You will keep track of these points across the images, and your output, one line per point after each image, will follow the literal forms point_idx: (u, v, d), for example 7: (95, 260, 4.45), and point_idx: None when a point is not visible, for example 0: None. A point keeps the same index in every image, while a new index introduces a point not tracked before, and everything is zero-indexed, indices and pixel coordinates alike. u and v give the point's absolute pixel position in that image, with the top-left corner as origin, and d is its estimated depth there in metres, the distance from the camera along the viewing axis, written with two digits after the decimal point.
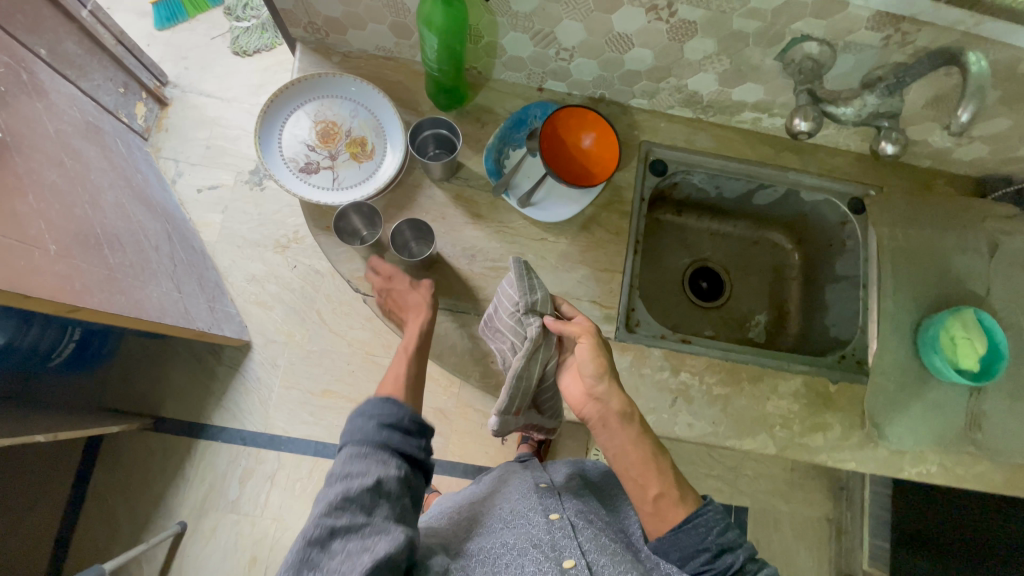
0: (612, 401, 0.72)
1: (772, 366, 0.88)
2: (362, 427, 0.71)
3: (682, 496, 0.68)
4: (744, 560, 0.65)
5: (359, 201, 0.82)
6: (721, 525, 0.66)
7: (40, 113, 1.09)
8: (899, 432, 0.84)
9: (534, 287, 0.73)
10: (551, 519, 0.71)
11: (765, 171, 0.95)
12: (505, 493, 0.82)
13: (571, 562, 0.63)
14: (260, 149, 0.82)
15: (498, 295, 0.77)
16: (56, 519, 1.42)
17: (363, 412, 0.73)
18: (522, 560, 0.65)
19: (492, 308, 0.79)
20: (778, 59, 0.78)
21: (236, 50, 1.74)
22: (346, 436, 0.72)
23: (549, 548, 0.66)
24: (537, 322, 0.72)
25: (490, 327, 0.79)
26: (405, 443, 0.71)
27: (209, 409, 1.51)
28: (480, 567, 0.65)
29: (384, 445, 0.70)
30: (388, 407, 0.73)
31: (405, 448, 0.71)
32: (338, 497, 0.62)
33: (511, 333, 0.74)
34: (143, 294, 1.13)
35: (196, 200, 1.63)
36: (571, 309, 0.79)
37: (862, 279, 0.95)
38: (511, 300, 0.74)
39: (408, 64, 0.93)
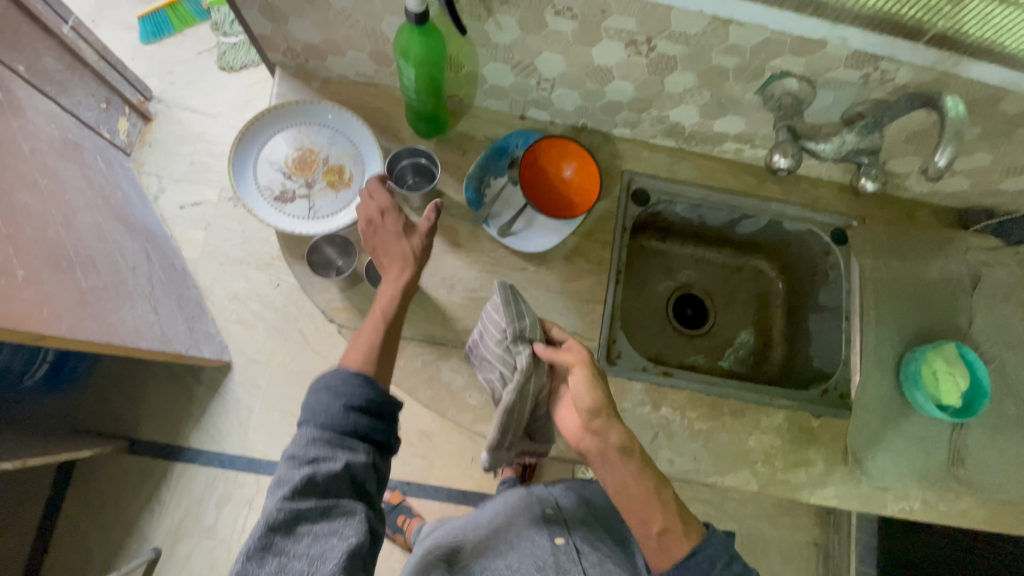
0: (610, 434, 0.66)
1: (756, 401, 0.86)
2: (327, 404, 0.64)
3: (686, 526, 0.62)
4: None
5: (331, 231, 0.81)
6: (726, 556, 0.61)
7: (15, 133, 1.07)
8: (882, 468, 0.83)
9: (522, 313, 0.69)
10: (557, 542, 0.71)
11: (747, 201, 0.95)
12: (507, 512, 0.80)
13: None
14: (234, 179, 0.81)
15: (484, 319, 0.75)
16: (27, 544, 1.39)
17: (327, 383, 0.65)
18: None
19: (481, 337, 0.76)
20: (759, 93, 0.78)
21: (223, 65, 1.72)
22: (308, 407, 0.64)
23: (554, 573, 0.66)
24: (527, 350, 0.68)
25: (477, 354, 0.78)
26: (376, 421, 0.65)
27: (188, 430, 1.48)
28: None
29: (352, 425, 0.63)
30: (357, 384, 0.65)
31: (376, 424, 0.65)
32: (301, 481, 0.58)
33: (500, 363, 0.71)
34: (116, 318, 1.10)
35: (178, 216, 1.61)
36: (563, 335, 0.74)
37: (845, 310, 0.94)
38: (499, 327, 0.71)
39: (389, 90, 0.92)
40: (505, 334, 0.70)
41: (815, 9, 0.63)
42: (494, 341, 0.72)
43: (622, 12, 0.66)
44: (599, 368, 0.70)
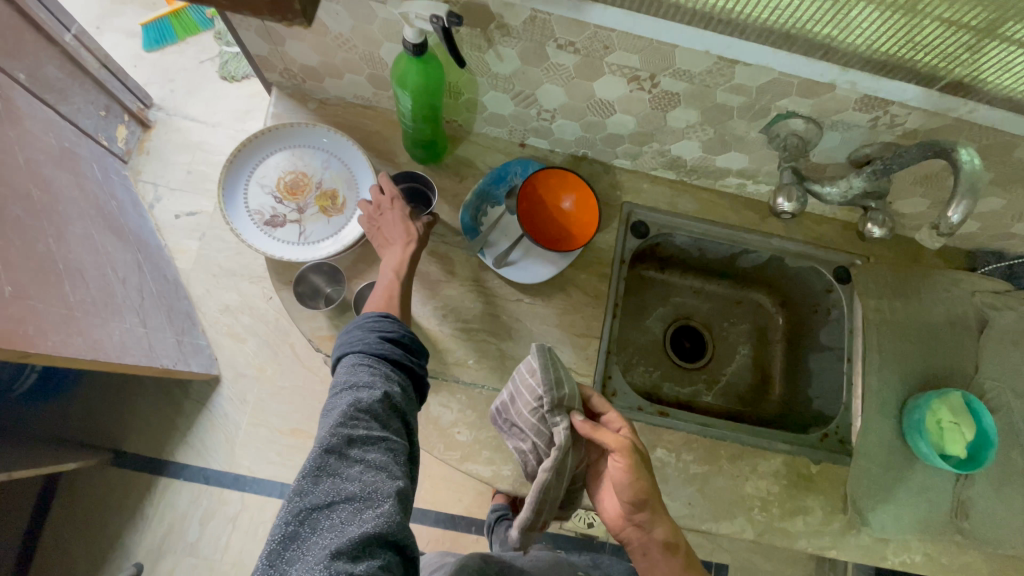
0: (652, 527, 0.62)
1: (753, 444, 0.83)
2: (367, 341, 0.65)
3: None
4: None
5: (318, 260, 0.80)
6: None
7: (11, 143, 1.05)
8: (882, 519, 0.81)
9: (560, 381, 0.64)
10: None
11: (749, 237, 0.93)
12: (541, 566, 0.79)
13: None
14: (223, 201, 0.79)
15: (517, 381, 0.69)
16: (6, 558, 1.35)
17: (363, 326, 0.67)
18: None
19: (514, 402, 0.69)
20: (764, 132, 0.76)
21: (224, 75, 1.71)
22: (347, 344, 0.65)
23: None
24: (565, 422, 0.63)
25: (507, 419, 0.71)
26: (412, 360, 0.67)
27: (174, 445, 1.45)
28: None
29: (391, 362, 0.64)
30: (391, 328, 0.67)
31: (412, 363, 0.67)
32: (352, 408, 0.59)
33: (534, 432, 0.66)
34: (103, 334, 1.08)
35: (173, 225, 1.59)
36: (602, 405, 0.69)
37: (846, 351, 0.91)
38: (535, 395, 0.65)
39: (386, 113, 0.90)
40: (540, 402, 0.64)
41: (825, 52, 0.61)
42: (529, 410, 0.66)
43: (626, 48, 0.64)
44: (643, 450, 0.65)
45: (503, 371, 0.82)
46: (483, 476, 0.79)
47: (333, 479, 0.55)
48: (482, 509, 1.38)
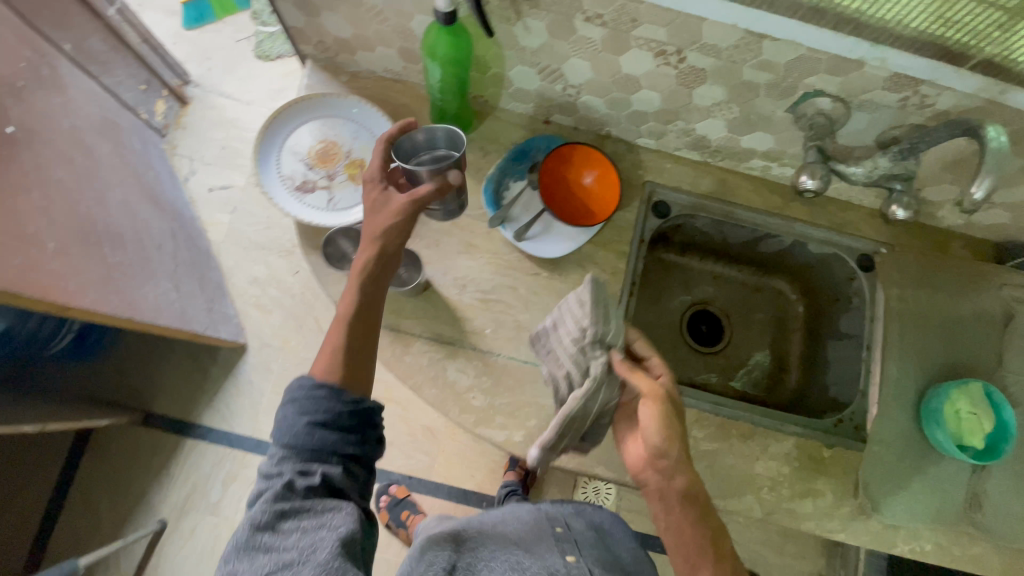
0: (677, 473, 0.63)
1: (766, 425, 0.83)
2: (296, 415, 0.63)
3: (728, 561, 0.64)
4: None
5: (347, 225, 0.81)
6: None
7: (56, 109, 1.11)
8: (894, 507, 0.80)
9: (607, 318, 0.66)
10: (569, 561, 0.70)
11: (772, 221, 0.92)
12: (523, 533, 0.77)
13: None
14: (258, 166, 0.82)
15: (563, 309, 0.71)
16: (41, 507, 1.42)
17: (292, 398, 0.64)
18: None
19: (556, 329, 0.72)
20: (790, 111, 0.75)
21: (260, 54, 1.76)
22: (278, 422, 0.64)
23: None
24: (602, 359, 0.65)
25: (545, 345, 0.73)
26: (354, 419, 0.64)
27: (201, 408, 1.51)
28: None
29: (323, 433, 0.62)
30: (326, 394, 0.63)
31: (353, 424, 0.64)
32: (280, 490, 0.59)
33: (571, 362, 0.68)
34: (138, 294, 1.13)
35: (206, 198, 1.64)
36: (647, 351, 0.70)
37: (866, 339, 0.91)
38: (579, 327, 0.67)
39: (415, 88, 0.92)
40: (583, 334, 0.67)
41: (853, 26, 0.61)
42: (569, 339, 0.68)
43: (653, 21, 0.65)
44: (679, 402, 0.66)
45: (519, 342, 0.84)
46: (496, 441, 0.81)
47: (267, 558, 0.56)
48: (494, 486, 1.42)
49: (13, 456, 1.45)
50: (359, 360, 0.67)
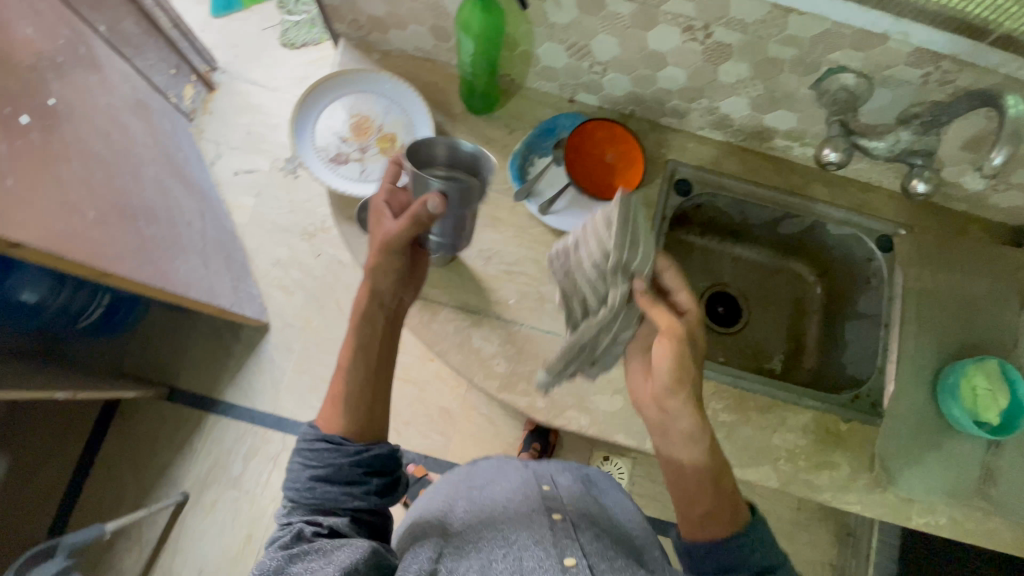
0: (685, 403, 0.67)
1: (784, 399, 0.85)
2: (302, 468, 0.71)
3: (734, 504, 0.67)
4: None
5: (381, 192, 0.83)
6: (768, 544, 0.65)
7: (93, 87, 1.15)
8: (910, 480, 0.82)
9: (633, 245, 0.65)
10: (554, 519, 0.70)
11: (792, 200, 0.93)
12: (512, 490, 0.81)
13: (572, 561, 0.62)
14: (294, 136, 0.86)
15: (586, 229, 0.68)
16: (66, 477, 1.45)
17: (298, 450, 0.73)
18: (522, 552, 0.65)
19: (578, 249, 0.69)
20: (813, 88, 0.77)
21: (285, 42, 1.80)
22: (288, 482, 0.72)
23: (552, 545, 0.65)
24: (624, 287, 0.66)
25: (562, 263, 0.72)
26: (359, 465, 0.71)
27: (223, 385, 1.54)
28: (473, 552, 0.67)
29: (330, 484, 0.70)
30: (330, 445, 0.72)
31: (357, 472, 0.71)
32: (291, 537, 0.64)
33: (589, 283, 0.68)
34: (171, 267, 1.16)
35: (231, 181, 1.68)
36: (673, 285, 0.71)
37: (884, 317, 0.92)
38: (602, 250, 0.65)
39: (444, 67, 0.94)
40: (606, 259, 0.65)
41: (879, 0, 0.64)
42: (591, 263, 0.66)
43: None
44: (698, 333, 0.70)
45: (543, 313, 0.86)
46: (519, 406, 0.83)
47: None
48: None
49: (36, 428, 1.48)
50: (355, 409, 0.74)
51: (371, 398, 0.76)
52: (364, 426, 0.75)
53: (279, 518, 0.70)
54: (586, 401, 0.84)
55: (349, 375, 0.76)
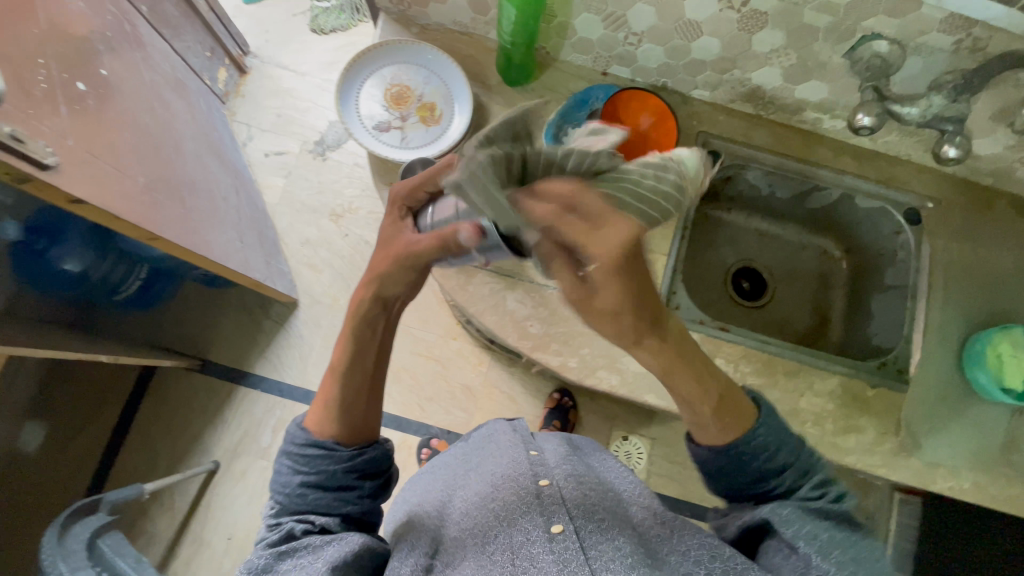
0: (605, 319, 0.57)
1: (812, 364, 0.87)
2: (293, 472, 0.69)
3: (737, 414, 0.65)
4: (793, 482, 0.63)
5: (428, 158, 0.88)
6: (772, 450, 0.64)
7: (138, 63, 1.19)
8: (935, 444, 0.84)
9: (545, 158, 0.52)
10: (541, 485, 0.73)
11: (820, 172, 0.95)
12: (500, 459, 0.82)
13: (560, 528, 0.66)
14: (340, 105, 0.92)
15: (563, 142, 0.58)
16: (100, 447, 1.48)
17: (287, 452, 0.70)
18: (512, 529, 0.67)
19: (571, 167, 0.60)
20: (847, 57, 0.80)
21: (315, 28, 1.84)
22: (277, 481, 0.70)
23: (540, 512, 0.68)
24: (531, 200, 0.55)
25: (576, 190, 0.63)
26: (352, 470, 0.68)
27: (253, 358, 1.57)
28: (467, 537, 0.70)
29: (314, 484, 0.67)
30: (321, 451, 0.68)
31: (349, 477, 0.68)
32: (281, 535, 0.64)
33: None
34: (211, 237, 1.20)
35: (262, 162, 1.73)
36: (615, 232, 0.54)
37: (910, 289, 0.92)
38: None
39: (480, 40, 0.96)
40: None
41: None
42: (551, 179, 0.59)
43: None
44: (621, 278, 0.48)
45: None
46: (551, 365, 0.86)
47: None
48: None
49: (71, 396, 1.48)
50: (345, 412, 0.69)
51: (365, 405, 0.71)
52: (354, 432, 0.70)
53: (269, 514, 0.69)
54: (617, 362, 0.86)
55: (342, 377, 0.70)
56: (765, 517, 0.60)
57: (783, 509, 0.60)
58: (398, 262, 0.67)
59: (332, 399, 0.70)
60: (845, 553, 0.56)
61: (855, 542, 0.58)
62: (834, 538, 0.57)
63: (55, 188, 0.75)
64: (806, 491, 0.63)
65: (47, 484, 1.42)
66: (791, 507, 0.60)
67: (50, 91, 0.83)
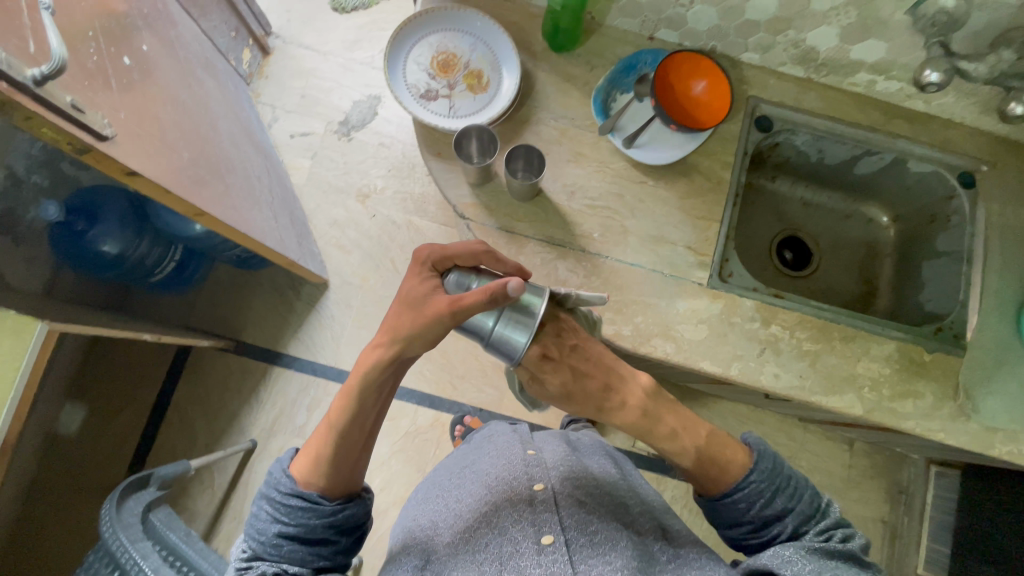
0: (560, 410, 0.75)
1: (867, 329, 0.86)
2: (270, 520, 0.64)
3: (728, 462, 0.68)
4: (796, 526, 0.64)
5: (483, 125, 0.89)
6: (765, 497, 0.65)
7: (173, 40, 1.15)
8: (992, 407, 0.82)
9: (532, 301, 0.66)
10: (534, 489, 0.71)
11: (873, 136, 0.93)
12: (494, 460, 0.81)
13: (549, 539, 0.64)
14: (388, 74, 0.93)
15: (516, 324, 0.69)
16: (138, 431, 1.46)
17: (268, 498, 0.66)
18: (501, 539, 0.66)
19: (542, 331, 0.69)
20: (910, 14, 0.79)
21: (336, 6, 1.78)
22: (251, 525, 0.65)
23: (529, 522, 0.66)
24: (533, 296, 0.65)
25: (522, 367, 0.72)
26: (333, 525, 0.65)
27: (286, 339, 1.54)
28: (464, 544, 0.67)
29: (294, 533, 0.63)
30: (304, 503, 0.64)
31: (329, 532, 0.65)
32: None
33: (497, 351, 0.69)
34: (250, 216, 1.19)
35: (288, 144, 1.69)
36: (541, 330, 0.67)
37: (965, 254, 0.91)
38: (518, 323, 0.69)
39: (525, 7, 0.95)
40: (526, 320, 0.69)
41: None
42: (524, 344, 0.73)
43: None
44: (547, 366, 0.68)
45: (627, 245, 0.87)
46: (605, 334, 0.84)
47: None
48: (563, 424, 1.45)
49: (106, 381, 1.47)
50: (337, 464, 0.65)
51: (357, 459, 0.67)
52: (342, 486, 0.67)
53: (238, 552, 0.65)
54: (671, 330, 0.85)
55: (345, 432, 0.66)
56: (763, 563, 0.59)
57: (784, 551, 0.60)
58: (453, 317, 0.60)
59: (324, 454, 0.66)
60: None
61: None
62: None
63: (113, 159, 0.75)
64: (814, 536, 0.62)
65: (87, 469, 1.40)
66: (795, 548, 0.60)
67: (101, 64, 0.83)
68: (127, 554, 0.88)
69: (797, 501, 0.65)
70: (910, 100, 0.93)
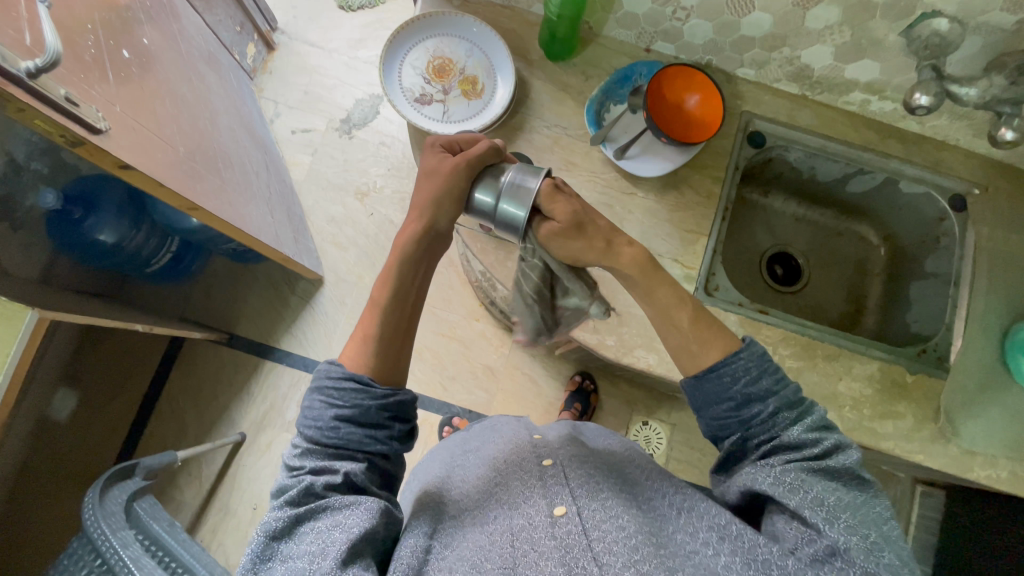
0: (598, 232, 0.67)
1: (849, 348, 0.86)
2: (325, 406, 0.62)
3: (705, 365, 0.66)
4: (778, 409, 0.60)
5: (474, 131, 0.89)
6: (752, 374, 0.62)
7: (175, 34, 1.16)
8: (973, 432, 0.82)
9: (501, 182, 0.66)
10: (544, 466, 0.66)
11: (867, 156, 0.94)
12: (499, 445, 0.77)
13: (562, 510, 0.58)
14: (384, 77, 0.94)
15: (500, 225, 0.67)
16: (128, 418, 1.46)
17: (320, 389, 0.63)
18: (514, 511, 0.61)
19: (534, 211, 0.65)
20: (903, 35, 0.80)
21: (343, 5, 1.78)
22: (306, 416, 0.63)
23: (541, 495, 0.62)
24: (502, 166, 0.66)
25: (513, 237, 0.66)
26: (385, 409, 0.63)
27: (279, 333, 1.55)
28: (470, 518, 0.64)
29: (354, 420, 0.62)
30: (358, 385, 0.63)
31: (383, 416, 0.63)
32: (301, 492, 0.57)
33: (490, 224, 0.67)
34: (246, 210, 1.19)
35: (289, 140, 1.70)
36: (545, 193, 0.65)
37: (953, 276, 0.92)
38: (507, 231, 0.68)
39: (523, 14, 0.96)
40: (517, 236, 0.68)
41: None
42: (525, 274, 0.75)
43: None
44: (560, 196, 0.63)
45: None
46: (588, 342, 0.86)
47: (283, 566, 0.53)
48: None
49: (99, 368, 1.48)
50: (384, 343, 0.67)
51: (401, 342, 0.68)
52: (389, 373, 0.67)
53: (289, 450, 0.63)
54: (656, 341, 0.85)
55: (386, 314, 0.68)
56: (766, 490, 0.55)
57: (785, 476, 0.55)
58: (468, 166, 0.64)
59: (372, 336, 0.67)
60: (856, 517, 0.52)
61: (858, 496, 0.55)
62: (842, 501, 0.53)
63: (106, 152, 0.76)
64: (802, 428, 0.59)
65: (77, 453, 1.41)
66: (795, 473, 0.55)
67: (98, 57, 0.83)
68: (107, 542, 0.88)
69: (781, 386, 0.62)
70: (904, 121, 0.93)
